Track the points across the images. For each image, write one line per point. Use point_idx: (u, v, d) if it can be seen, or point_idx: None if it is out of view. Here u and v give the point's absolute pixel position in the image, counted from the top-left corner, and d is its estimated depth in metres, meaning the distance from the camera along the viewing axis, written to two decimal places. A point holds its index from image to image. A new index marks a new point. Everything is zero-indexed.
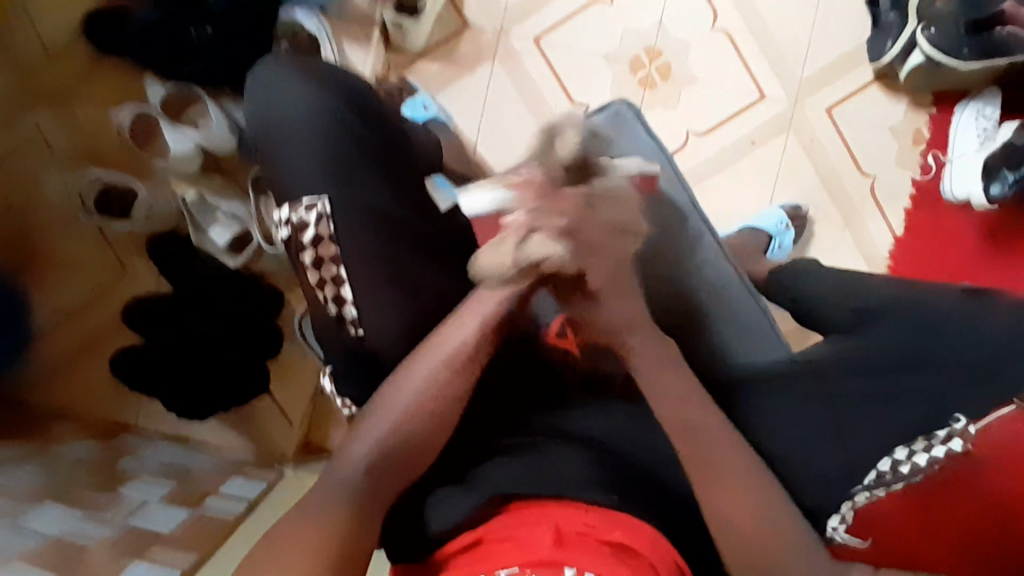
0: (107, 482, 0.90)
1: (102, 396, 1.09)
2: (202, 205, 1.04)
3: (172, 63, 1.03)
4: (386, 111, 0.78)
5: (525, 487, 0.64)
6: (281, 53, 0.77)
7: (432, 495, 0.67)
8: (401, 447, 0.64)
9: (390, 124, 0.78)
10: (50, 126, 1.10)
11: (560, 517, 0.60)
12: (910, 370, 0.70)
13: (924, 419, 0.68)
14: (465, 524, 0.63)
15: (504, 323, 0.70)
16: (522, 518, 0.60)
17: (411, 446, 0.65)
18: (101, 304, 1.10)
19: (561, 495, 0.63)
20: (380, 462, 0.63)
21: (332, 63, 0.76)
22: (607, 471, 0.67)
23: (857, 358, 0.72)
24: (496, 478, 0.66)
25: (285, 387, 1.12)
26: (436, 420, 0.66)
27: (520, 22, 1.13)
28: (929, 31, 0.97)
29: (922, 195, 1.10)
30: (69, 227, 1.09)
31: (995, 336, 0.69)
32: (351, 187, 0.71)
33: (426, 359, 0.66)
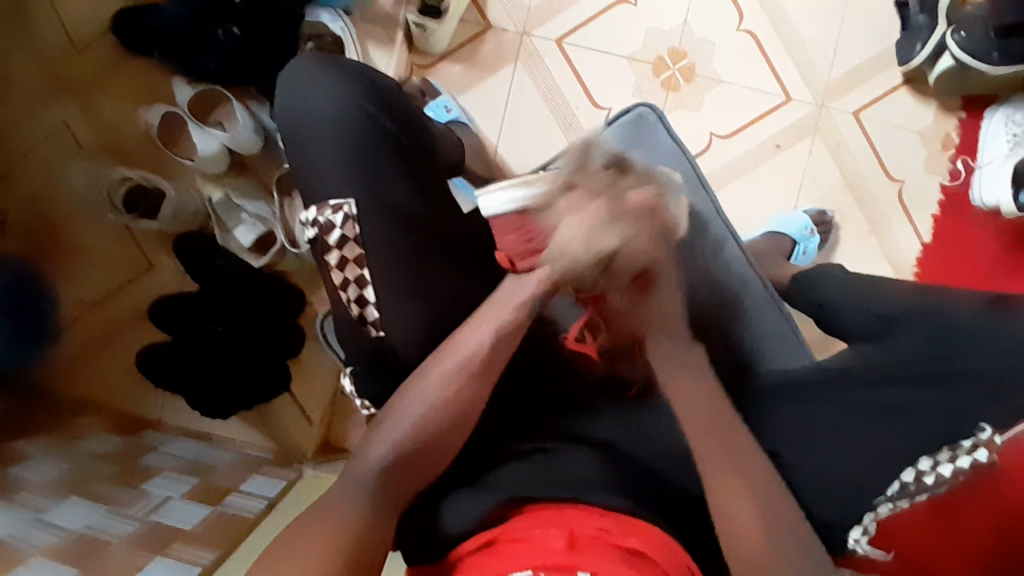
0: (130, 478, 0.92)
1: (127, 390, 1.11)
2: (228, 204, 1.06)
3: (199, 65, 1.04)
4: (410, 112, 0.78)
5: (539, 491, 0.65)
6: (312, 53, 0.77)
7: (452, 496, 0.68)
8: (421, 443, 0.65)
9: (413, 124, 0.78)
10: (79, 124, 1.11)
11: (573, 519, 0.61)
12: (934, 379, 0.68)
13: (945, 425, 0.66)
14: (480, 525, 0.64)
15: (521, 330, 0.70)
16: (535, 520, 0.61)
17: (428, 447, 0.66)
18: (126, 301, 1.12)
19: (577, 499, 0.65)
20: (401, 460, 0.64)
21: (357, 64, 0.76)
22: (622, 477, 0.67)
23: (878, 363, 0.71)
24: (510, 483, 0.67)
25: (305, 386, 1.13)
26: (453, 420, 0.66)
27: (543, 24, 1.12)
28: (959, 35, 0.95)
29: (948, 201, 1.08)
30: (97, 224, 1.11)
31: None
32: (375, 190, 0.72)
33: (440, 365, 0.67)
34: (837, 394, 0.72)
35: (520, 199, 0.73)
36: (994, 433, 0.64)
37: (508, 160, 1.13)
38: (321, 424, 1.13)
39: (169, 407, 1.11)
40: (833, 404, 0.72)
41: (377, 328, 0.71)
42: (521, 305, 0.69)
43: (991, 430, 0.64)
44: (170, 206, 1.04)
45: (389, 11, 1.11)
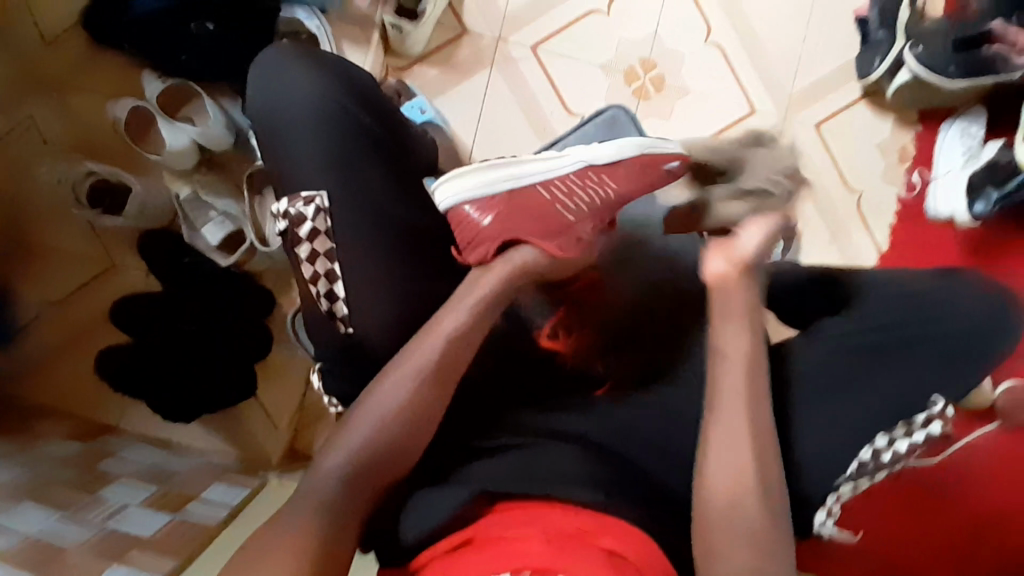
0: (87, 485, 0.88)
1: (85, 393, 1.06)
2: (196, 202, 1.05)
3: (170, 58, 1.02)
4: (391, 112, 0.79)
5: (510, 487, 0.63)
6: (293, 45, 0.77)
7: (417, 493, 0.66)
8: (391, 435, 0.64)
9: (394, 125, 0.78)
10: (45, 117, 1.08)
11: (551, 517, 0.59)
12: (888, 364, 0.69)
13: (901, 403, 0.68)
14: (452, 524, 0.62)
15: (479, 330, 0.69)
16: (511, 520, 0.59)
17: (388, 458, 0.64)
18: (86, 302, 1.08)
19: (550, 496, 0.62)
20: (370, 453, 0.63)
21: (340, 63, 0.76)
22: (606, 471, 0.66)
23: (849, 342, 0.71)
24: (479, 477, 0.65)
25: (274, 390, 1.10)
26: (422, 409, 0.65)
27: (518, 30, 1.14)
28: (917, 49, 1.01)
29: (906, 211, 1.13)
30: (58, 221, 1.07)
31: (982, 314, 0.70)
32: (353, 181, 0.71)
33: (395, 372, 0.66)
34: (813, 378, 0.70)
35: (480, 186, 0.78)
36: (946, 403, 0.67)
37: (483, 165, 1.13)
38: (288, 431, 1.10)
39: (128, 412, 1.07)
40: (809, 393, 0.70)
41: (346, 324, 0.70)
42: (471, 308, 0.69)
43: (944, 401, 0.67)
44: (135, 202, 1.01)
45: (366, 11, 1.11)
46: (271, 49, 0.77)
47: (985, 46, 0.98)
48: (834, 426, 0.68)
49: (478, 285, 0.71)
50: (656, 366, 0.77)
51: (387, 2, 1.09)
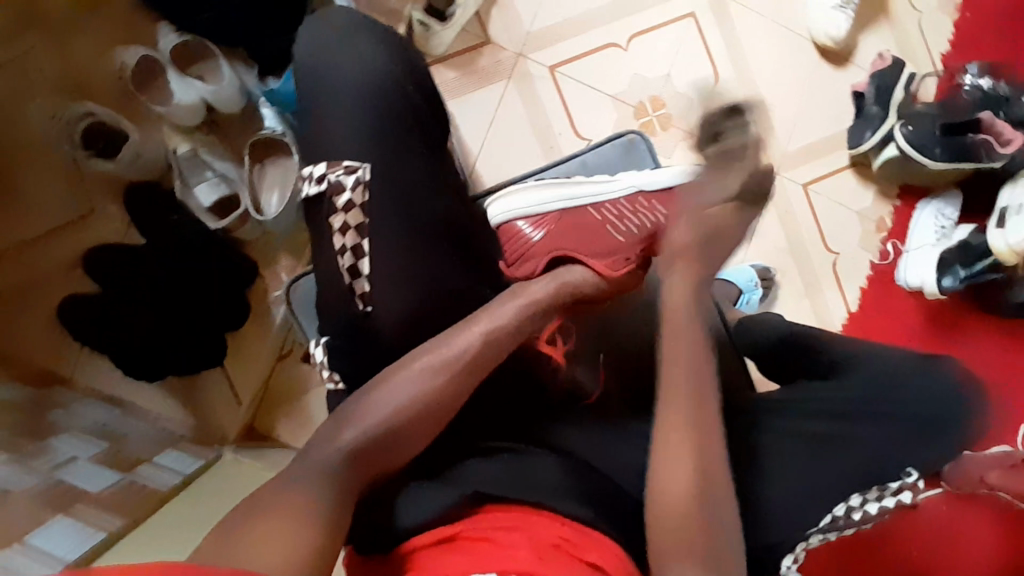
0: (35, 432, 0.83)
1: (42, 340, 1.01)
2: (194, 159, 1.03)
3: (194, 14, 1.00)
4: (434, 90, 0.79)
5: (500, 490, 0.64)
6: (354, 14, 0.77)
7: (413, 488, 0.65)
8: (404, 427, 0.64)
9: (435, 102, 0.78)
10: (49, 51, 1.04)
11: (538, 526, 0.60)
12: (868, 419, 0.75)
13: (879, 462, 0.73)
14: (437, 521, 0.62)
15: (516, 337, 0.71)
16: (498, 521, 0.61)
17: (402, 439, 0.64)
18: (60, 246, 1.04)
19: (539, 503, 0.63)
20: (382, 439, 0.63)
21: (388, 34, 0.76)
22: (585, 483, 0.67)
23: (833, 403, 0.76)
24: (474, 478, 0.66)
25: (241, 363, 1.07)
26: (437, 408, 0.66)
27: (540, 49, 1.18)
28: (907, 128, 1.11)
29: (877, 278, 1.20)
30: (45, 158, 1.04)
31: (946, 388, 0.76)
32: (386, 153, 0.72)
33: (422, 359, 0.67)
34: (784, 430, 0.76)
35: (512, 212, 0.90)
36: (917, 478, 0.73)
37: (484, 173, 1.15)
38: (251, 408, 1.07)
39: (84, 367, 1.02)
40: (784, 441, 0.75)
41: (365, 302, 0.70)
42: (512, 317, 0.71)
43: (916, 474, 0.73)
44: (132, 150, 0.98)
45: (396, 5, 1.12)
46: (317, 16, 0.77)
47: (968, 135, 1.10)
48: (806, 470, 0.73)
49: (519, 297, 0.73)
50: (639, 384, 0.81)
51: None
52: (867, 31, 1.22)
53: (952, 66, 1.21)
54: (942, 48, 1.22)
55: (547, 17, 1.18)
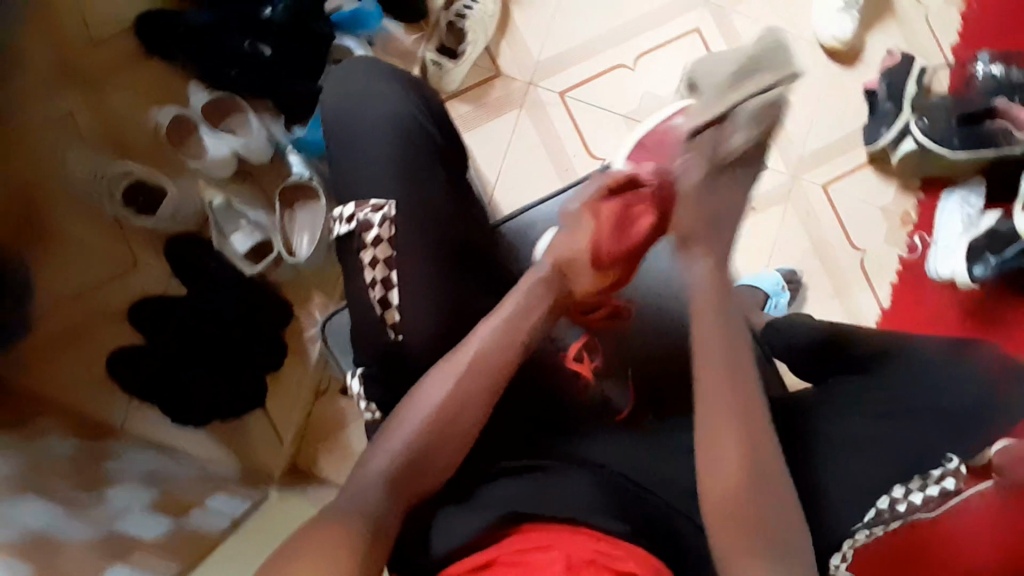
0: (91, 483, 0.87)
1: (92, 392, 1.06)
2: (228, 211, 1.06)
3: (220, 73, 1.05)
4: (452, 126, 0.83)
5: (532, 510, 0.65)
6: (372, 61, 0.81)
7: (441, 512, 0.67)
8: (420, 440, 0.65)
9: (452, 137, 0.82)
10: (84, 116, 1.09)
11: (573, 543, 0.59)
12: (903, 413, 0.74)
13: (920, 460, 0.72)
14: (472, 545, 0.63)
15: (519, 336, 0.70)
16: (530, 541, 0.60)
17: (431, 455, 0.65)
18: (105, 302, 1.08)
19: (575, 521, 0.64)
20: (407, 459, 0.64)
21: (408, 78, 0.80)
22: (618, 502, 0.68)
23: (868, 403, 0.75)
24: (504, 501, 0.66)
25: (280, 403, 1.10)
26: (450, 417, 0.66)
27: (549, 76, 1.21)
28: (923, 121, 1.13)
29: (905, 273, 1.19)
30: (88, 217, 1.08)
31: (987, 379, 0.74)
32: (420, 189, 0.75)
33: (441, 370, 0.68)
34: (813, 432, 0.76)
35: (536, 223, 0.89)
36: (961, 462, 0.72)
37: (503, 200, 1.18)
38: (293, 445, 1.10)
39: (133, 415, 1.06)
40: (812, 447, 0.75)
41: (397, 330, 0.72)
42: (517, 316, 0.70)
43: (959, 459, 0.72)
44: (171, 205, 1.03)
45: (409, 47, 1.15)
46: (341, 64, 0.81)
47: (985, 121, 1.12)
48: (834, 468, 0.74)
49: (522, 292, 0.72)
50: (674, 392, 0.81)
51: (431, 40, 1.16)
52: (874, 28, 1.22)
53: (962, 56, 1.21)
54: (951, 39, 1.22)
55: (554, 45, 1.21)
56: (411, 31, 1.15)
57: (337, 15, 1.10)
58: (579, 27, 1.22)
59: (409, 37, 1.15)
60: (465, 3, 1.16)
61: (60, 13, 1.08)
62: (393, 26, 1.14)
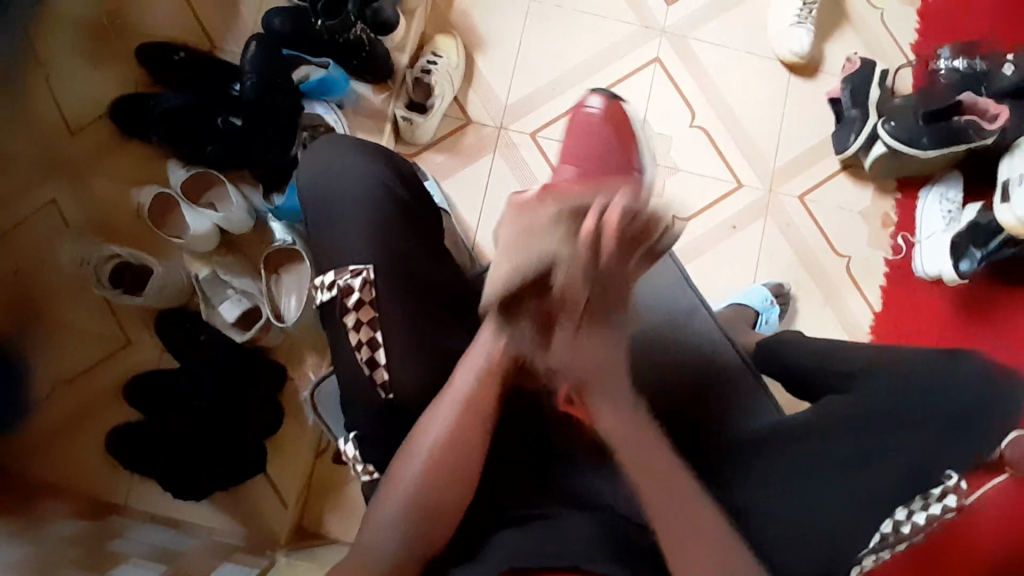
0: (98, 563, 0.86)
1: (96, 473, 1.07)
2: (215, 281, 1.09)
3: (197, 149, 1.09)
4: (419, 183, 0.85)
5: (536, 560, 0.65)
6: (341, 136, 0.84)
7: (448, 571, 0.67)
8: (421, 489, 0.65)
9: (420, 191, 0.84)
10: (70, 204, 1.12)
11: None
12: (893, 431, 0.74)
13: (916, 476, 0.72)
14: None
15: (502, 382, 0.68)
16: None
17: (433, 512, 0.65)
18: (102, 380, 1.10)
19: (577, 568, 0.64)
20: (409, 512, 0.65)
21: (376, 145, 0.83)
22: (613, 536, 0.68)
23: (849, 415, 0.76)
24: (506, 553, 0.67)
25: (282, 466, 1.12)
26: (450, 464, 0.66)
27: (519, 118, 1.23)
28: (890, 124, 1.11)
29: (894, 274, 1.19)
30: (81, 300, 1.10)
31: (967, 389, 0.75)
32: (388, 247, 0.76)
33: (433, 423, 0.67)
34: (805, 443, 0.76)
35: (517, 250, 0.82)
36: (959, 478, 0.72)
37: (485, 245, 1.19)
38: (296, 506, 1.12)
39: (137, 492, 1.07)
40: (803, 461, 0.75)
41: (387, 389, 0.71)
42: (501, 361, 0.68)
43: (958, 476, 0.72)
44: (159, 280, 1.05)
45: (380, 105, 1.18)
46: (317, 139, 0.84)
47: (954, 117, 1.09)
48: (832, 480, 0.73)
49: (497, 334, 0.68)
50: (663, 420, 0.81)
51: (400, 98, 1.19)
52: (832, 38, 1.24)
53: (923, 54, 1.23)
54: (909, 41, 1.24)
55: (521, 87, 1.24)
56: (380, 90, 1.17)
57: (305, 84, 1.10)
58: (544, 67, 1.25)
59: (379, 96, 1.17)
60: (431, 59, 1.19)
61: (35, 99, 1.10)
62: (363, 88, 1.17)
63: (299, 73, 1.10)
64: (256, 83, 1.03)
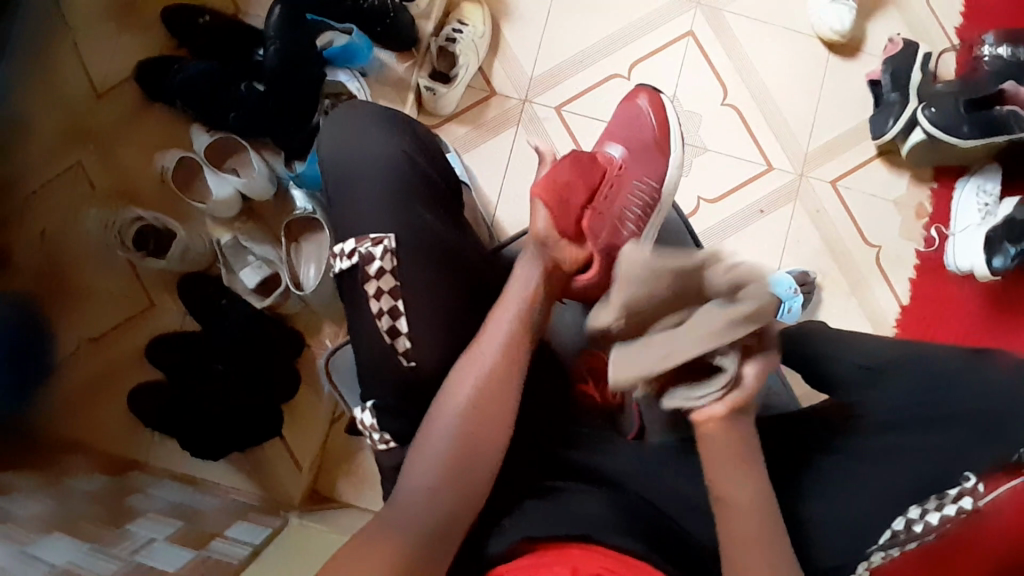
0: (116, 519, 0.90)
1: (119, 429, 1.11)
2: (236, 247, 1.10)
3: (221, 116, 1.09)
4: (440, 159, 0.83)
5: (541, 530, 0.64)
6: (367, 105, 0.82)
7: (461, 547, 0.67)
8: (455, 436, 0.66)
9: (442, 167, 0.83)
10: (95, 168, 1.14)
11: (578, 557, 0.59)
12: (926, 431, 0.71)
13: (932, 479, 0.70)
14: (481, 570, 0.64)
15: (516, 366, 0.71)
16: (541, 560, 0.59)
17: (457, 501, 0.64)
18: (125, 341, 1.13)
19: (589, 537, 0.63)
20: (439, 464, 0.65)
21: (399, 117, 0.81)
22: (622, 517, 0.67)
23: (870, 418, 0.74)
24: (516, 527, 0.66)
25: (297, 430, 1.15)
26: (486, 409, 0.68)
27: (543, 92, 1.20)
28: (929, 110, 1.07)
29: (925, 267, 1.16)
30: (107, 261, 1.13)
31: (995, 383, 0.71)
32: (410, 221, 0.74)
33: (448, 411, 0.67)
34: (817, 437, 0.76)
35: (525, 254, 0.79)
36: (978, 480, 0.68)
37: (505, 220, 1.18)
38: (311, 470, 1.14)
39: (158, 450, 1.11)
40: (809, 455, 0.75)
41: (410, 357, 0.71)
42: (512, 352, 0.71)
43: (976, 478, 0.69)
44: (180, 244, 1.07)
45: (402, 75, 1.16)
46: (337, 108, 0.83)
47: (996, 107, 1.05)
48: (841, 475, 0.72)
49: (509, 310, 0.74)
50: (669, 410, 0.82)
51: (424, 67, 1.17)
52: (874, 17, 1.19)
53: (967, 39, 1.17)
54: (954, 22, 1.17)
55: (547, 60, 1.21)
56: (403, 59, 1.16)
57: (329, 51, 1.09)
58: (571, 40, 1.21)
59: (402, 65, 1.16)
60: (456, 28, 1.17)
61: (62, 71, 1.14)
62: (387, 55, 1.16)
63: (322, 40, 1.08)
64: (280, 49, 1.04)
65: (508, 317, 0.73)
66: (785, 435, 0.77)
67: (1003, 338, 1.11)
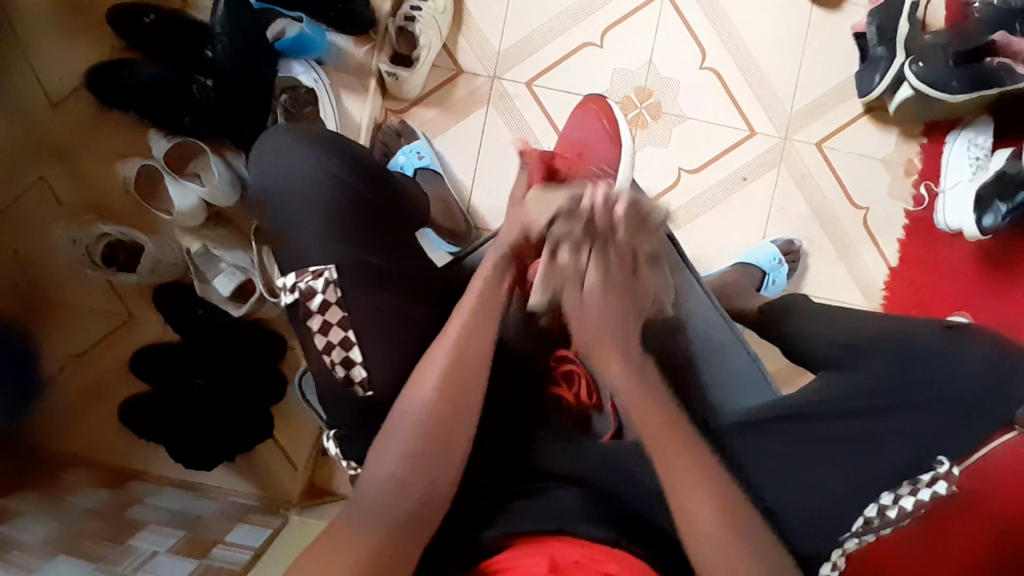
0: (118, 533, 0.88)
1: (111, 443, 1.10)
2: (207, 256, 1.08)
3: (175, 119, 1.04)
4: (382, 173, 0.79)
5: (523, 526, 0.66)
6: (296, 127, 0.78)
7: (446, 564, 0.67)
8: (414, 447, 0.64)
9: (386, 184, 0.79)
10: (60, 181, 1.10)
11: (558, 547, 0.61)
12: (893, 415, 0.70)
13: (908, 463, 0.68)
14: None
15: (481, 374, 0.69)
16: (521, 550, 0.61)
17: (423, 520, 0.63)
18: (108, 355, 1.12)
19: (564, 530, 0.65)
20: (402, 490, 0.63)
21: (334, 136, 0.77)
22: (605, 514, 0.68)
23: (838, 396, 0.72)
24: (510, 523, 0.67)
25: (289, 433, 1.15)
26: (446, 416, 0.66)
27: (512, 68, 1.15)
28: (917, 66, 1.02)
29: (915, 226, 1.13)
30: (86, 278, 1.12)
31: (980, 363, 0.70)
32: (353, 250, 0.72)
33: (402, 430, 0.65)
34: (788, 419, 0.73)
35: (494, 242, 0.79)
36: (953, 466, 0.67)
37: (481, 207, 1.14)
38: (306, 468, 1.15)
39: (155, 459, 1.11)
40: (798, 441, 0.72)
41: (365, 388, 0.70)
42: (465, 358, 0.69)
43: (950, 463, 0.68)
44: (150, 259, 1.05)
45: (363, 61, 1.12)
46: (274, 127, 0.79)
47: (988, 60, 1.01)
48: (824, 464, 0.70)
49: (463, 310, 0.71)
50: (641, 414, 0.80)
51: (383, 50, 1.12)
52: None
53: None
54: None
55: (515, 32, 1.15)
56: (361, 42, 1.11)
57: (280, 43, 1.05)
58: (539, 9, 1.15)
59: (361, 49, 1.11)
60: (414, 4, 1.10)
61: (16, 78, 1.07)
62: (342, 40, 1.11)
63: (273, 30, 1.05)
64: (229, 45, 1.00)
65: (462, 319, 0.71)
66: (778, 424, 0.73)
67: (995, 298, 1.09)
